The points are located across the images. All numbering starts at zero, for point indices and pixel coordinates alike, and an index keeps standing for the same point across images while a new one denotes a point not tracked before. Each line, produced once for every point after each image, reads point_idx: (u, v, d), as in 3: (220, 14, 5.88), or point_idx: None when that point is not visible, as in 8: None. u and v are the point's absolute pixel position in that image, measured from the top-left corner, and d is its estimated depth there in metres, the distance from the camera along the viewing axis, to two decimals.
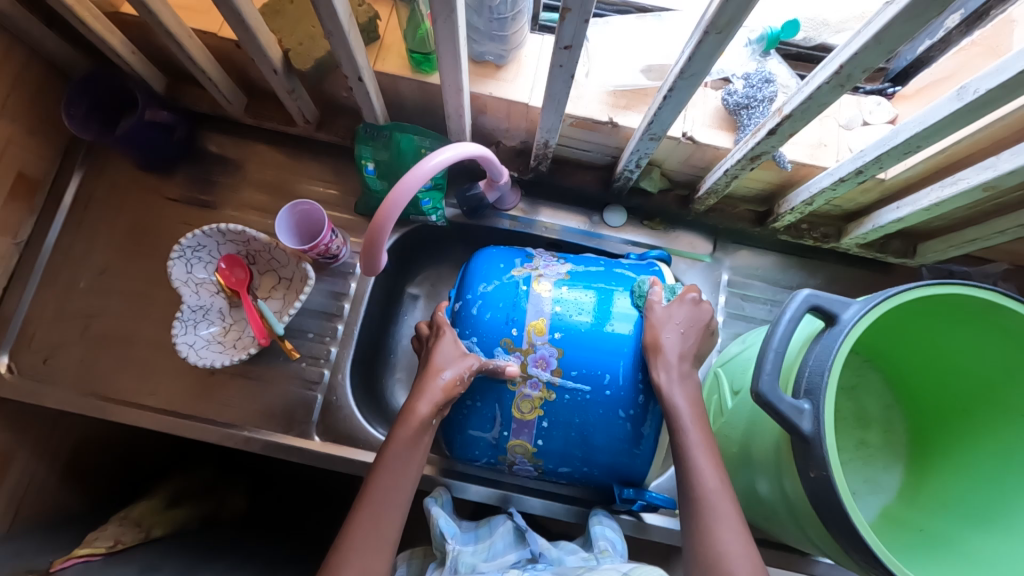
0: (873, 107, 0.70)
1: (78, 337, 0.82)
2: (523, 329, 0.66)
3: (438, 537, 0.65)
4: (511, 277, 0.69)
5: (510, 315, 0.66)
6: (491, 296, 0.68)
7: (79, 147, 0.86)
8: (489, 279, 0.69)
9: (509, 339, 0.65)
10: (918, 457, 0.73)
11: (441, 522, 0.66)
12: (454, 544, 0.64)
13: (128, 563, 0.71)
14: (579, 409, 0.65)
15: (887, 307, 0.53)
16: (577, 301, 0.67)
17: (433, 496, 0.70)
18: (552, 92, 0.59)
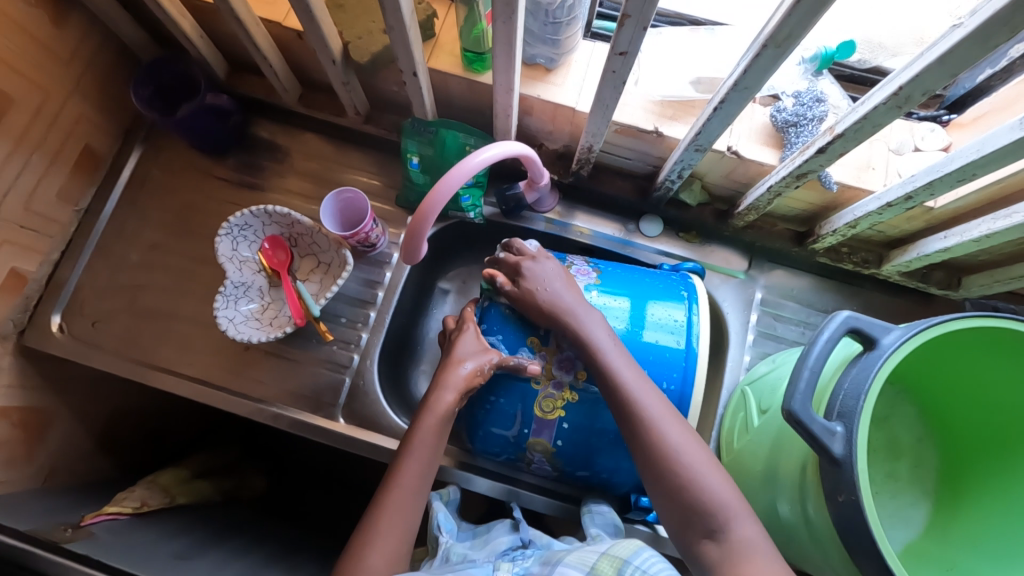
0: (925, 133, 0.69)
1: (125, 304, 0.86)
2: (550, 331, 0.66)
3: (434, 530, 0.68)
4: None
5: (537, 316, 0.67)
6: None
7: (142, 124, 0.90)
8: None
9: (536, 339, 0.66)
10: (949, 494, 0.71)
11: (440, 517, 0.69)
12: (448, 537, 0.67)
13: (154, 528, 0.74)
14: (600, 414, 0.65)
15: (929, 335, 0.53)
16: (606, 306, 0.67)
17: (438, 490, 0.72)
18: (602, 97, 0.60)
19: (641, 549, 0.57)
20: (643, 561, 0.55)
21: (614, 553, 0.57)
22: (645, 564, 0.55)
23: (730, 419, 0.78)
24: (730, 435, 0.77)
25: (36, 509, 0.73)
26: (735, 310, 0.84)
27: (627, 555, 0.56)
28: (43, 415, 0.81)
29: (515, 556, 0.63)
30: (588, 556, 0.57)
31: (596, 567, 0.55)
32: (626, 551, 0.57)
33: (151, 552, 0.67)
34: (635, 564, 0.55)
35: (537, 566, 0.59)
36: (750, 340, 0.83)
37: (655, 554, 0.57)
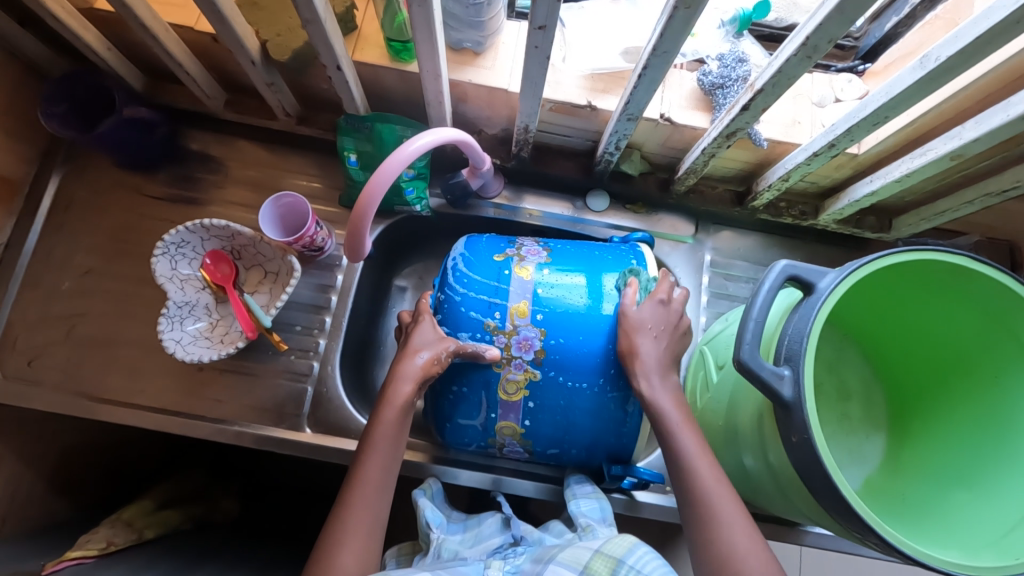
0: (844, 84, 0.71)
1: (62, 337, 0.81)
2: (505, 313, 0.66)
3: (424, 528, 0.67)
4: (495, 261, 0.69)
5: (492, 300, 0.66)
6: (476, 283, 0.67)
7: (58, 147, 0.86)
8: (472, 264, 0.69)
9: (492, 322, 0.66)
10: (900, 427, 0.75)
11: (428, 513, 0.68)
12: (438, 533, 0.66)
13: (122, 565, 0.71)
14: (563, 389, 0.66)
15: (861, 274, 0.55)
16: (560, 283, 0.67)
17: (420, 488, 0.71)
18: (530, 74, 0.60)
19: (635, 547, 0.58)
20: (637, 558, 0.56)
21: (608, 551, 0.58)
22: (639, 562, 0.56)
23: (692, 378, 0.80)
24: (693, 394, 0.79)
25: None
26: (687, 274, 0.87)
27: (621, 554, 0.57)
28: None
29: (507, 554, 0.63)
30: (581, 555, 0.58)
31: (589, 566, 0.56)
32: (620, 549, 0.58)
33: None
34: (630, 564, 0.56)
35: (529, 564, 0.60)
36: (704, 302, 0.86)
37: (650, 551, 0.58)
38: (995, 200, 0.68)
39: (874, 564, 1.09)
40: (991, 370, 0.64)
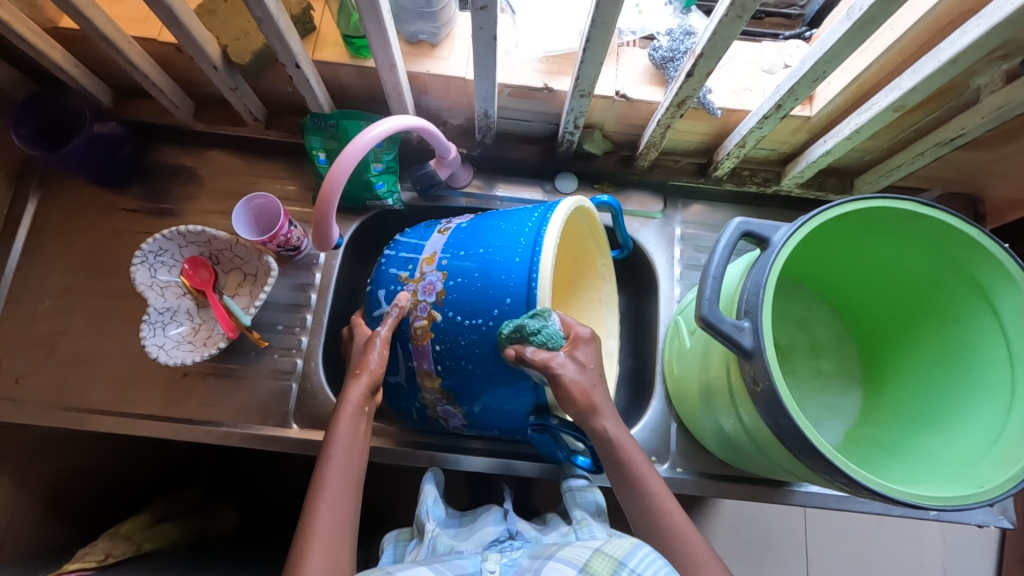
0: (792, 50, 0.74)
1: (48, 355, 0.83)
2: (417, 264, 0.71)
3: (421, 517, 0.69)
4: (427, 229, 0.76)
5: (411, 255, 0.73)
6: (404, 244, 0.75)
7: (33, 168, 0.87)
8: (409, 235, 0.77)
9: (405, 274, 0.71)
10: (873, 378, 0.77)
11: (428, 504, 0.71)
12: (434, 524, 0.68)
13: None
14: (464, 328, 0.66)
15: (812, 225, 0.57)
16: (465, 234, 0.69)
17: (430, 474, 0.74)
18: (480, 57, 0.61)
19: (636, 548, 0.55)
20: (639, 560, 0.53)
21: (608, 550, 0.55)
22: (640, 563, 0.53)
23: (668, 348, 0.81)
24: (671, 363, 0.80)
25: None
26: (659, 248, 0.88)
27: (621, 555, 0.54)
28: None
29: (504, 547, 0.61)
30: (582, 553, 0.55)
31: (589, 564, 0.53)
32: (621, 551, 0.54)
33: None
34: (630, 566, 0.52)
35: (527, 559, 0.58)
36: (677, 274, 0.87)
37: (651, 551, 0.55)
38: (944, 149, 0.69)
39: (869, 525, 1.10)
40: (950, 310, 0.65)
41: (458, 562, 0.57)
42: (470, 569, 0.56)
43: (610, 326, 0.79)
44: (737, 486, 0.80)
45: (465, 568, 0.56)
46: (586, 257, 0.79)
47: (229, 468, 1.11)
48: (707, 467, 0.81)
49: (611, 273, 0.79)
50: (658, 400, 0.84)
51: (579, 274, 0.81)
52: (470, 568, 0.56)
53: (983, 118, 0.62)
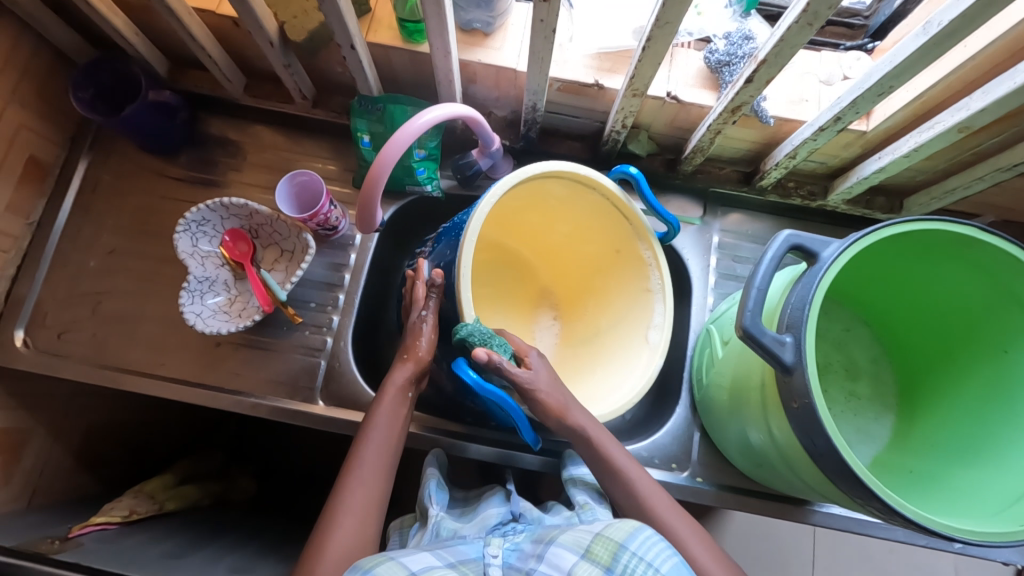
0: (853, 62, 0.72)
1: (89, 313, 0.85)
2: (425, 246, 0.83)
3: (424, 501, 0.69)
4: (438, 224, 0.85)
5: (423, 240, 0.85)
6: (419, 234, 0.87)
7: (86, 131, 0.89)
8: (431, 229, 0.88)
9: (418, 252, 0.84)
10: (908, 404, 0.76)
11: (431, 487, 0.71)
12: (436, 509, 0.68)
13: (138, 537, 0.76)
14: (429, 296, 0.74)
15: (864, 244, 0.55)
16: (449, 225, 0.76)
17: (432, 456, 0.76)
18: (535, 49, 0.61)
19: (638, 530, 0.53)
20: (640, 544, 0.52)
21: (609, 533, 0.54)
22: (643, 548, 0.52)
23: (698, 356, 0.80)
24: (700, 372, 0.79)
25: (18, 525, 0.74)
26: (695, 255, 0.87)
27: (623, 538, 0.53)
28: (19, 435, 0.81)
29: (506, 531, 0.63)
30: (583, 537, 0.55)
31: (590, 549, 0.53)
32: (622, 534, 0.53)
33: (140, 556, 0.71)
34: (632, 552, 0.51)
35: (529, 543, 0.58)
36: (712, 283, 0.86)
37: (654, 534, 0.53)
38: (1005, 175, 0.67)
39: (882, 552, 1.09)
40: (999, 342, 0.64)
41: (460, 549, 0.58)
42: (472, 555, 0.57)
43: (658, 315, 0.72)
44: (756, 501, 0.79)
45: (467, 553, 0.57)
46: (626, 243, 0.76)
47: (249, 438, 1.14)
48: (728, 479, 0.80)
49: (660, 259, 0.72)
50: (681, 408, 0.84)
51: (626, 264, 0.77)
52: (472, 553, 0.57)
53: None
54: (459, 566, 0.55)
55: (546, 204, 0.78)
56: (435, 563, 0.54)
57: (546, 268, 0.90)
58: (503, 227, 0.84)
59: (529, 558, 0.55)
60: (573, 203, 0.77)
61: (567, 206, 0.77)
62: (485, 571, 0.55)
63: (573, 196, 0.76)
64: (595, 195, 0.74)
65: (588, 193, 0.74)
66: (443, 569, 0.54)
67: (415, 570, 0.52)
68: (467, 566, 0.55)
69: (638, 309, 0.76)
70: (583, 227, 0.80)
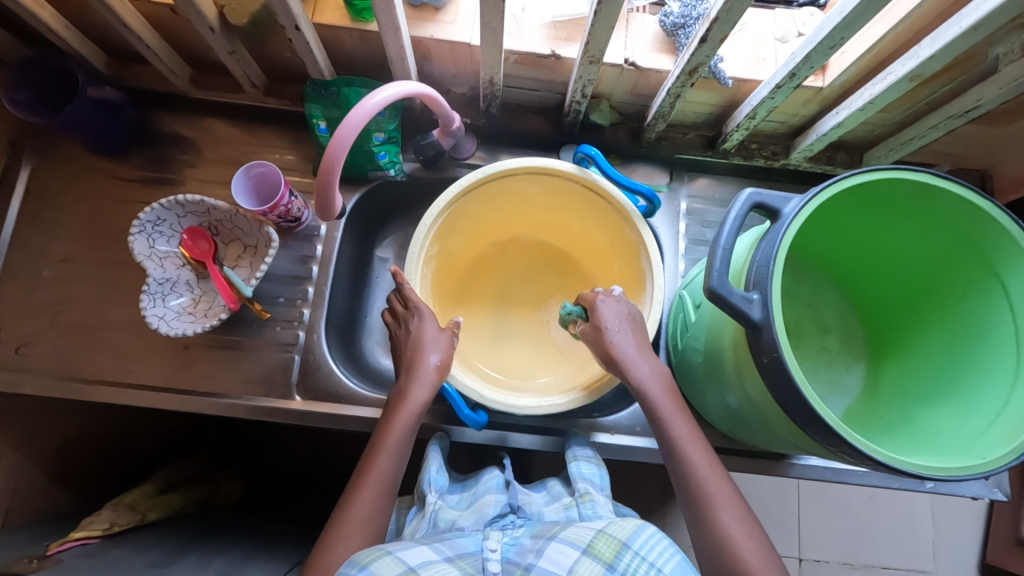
0: (806, 18, 0.71)
1: (47, 325, 0.82)
2: None
3: (424, 487, 0.70)
4: None
5: None
6: None
7: (26, 135, 0.85)
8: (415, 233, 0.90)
9: None
10: (876, 354, 0.78)
11: (431, 472, 0.71)
12: (435, 496, 0.69)
13: (117, 550, 0.74)
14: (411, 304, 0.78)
15: (824, 197, 0.56)
16: None
17: (435, 444, 0.76)
18: (487, 20, 0.59)
19: (640, 528, 0.56)
20: (642, 543, 0.54)
21: (611, 531, 0.56)
22: (644, 548, 0.54)
23: (672, 323, 0.81)
24: (675, 338, 0.80)
25: None
26: (664, 222, 0.87)
27: (625, 537, 0.55)
28: None
29: (505, 525, 0.62)
30: (585, 534, 0.57)
31: (591, 544, 0.55)
32: (625, 532, 0.55)
33: (125, 567, 0.70)
34: (634, 551, 0.54)
35: (528, 539, 0.59)
36: (682, 249, 0.86)
37: (656, 531, 0.56)
38: (958, 122, 0.68)
39: (862, 499, 1.12)
40: (958, 287, 0.65)
41: (458, 542, 0.58)
42: (470, 548, 0.57)
43: (649, 295, 0.73)
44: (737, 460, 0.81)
45: (465, 548, 0.57)
46: (615, 225, 0.77)
47: (231, 440, 1.12)
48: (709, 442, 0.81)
49: (647, 238, 0.72)
50: None
51: (625, 248, 0.79)
52: (470, 547, 0.57)
53: (1001, 89, 0.61)
54: (457, 560, 0.55)
55: (526, 196, 0.82)
56: (433, 558, 0.55)
57: (582, 263, 0.91)
58: (526, 223, 0.89)
59: (528, 553, 0.56)
60: (555, 195, 0.81)
61: (551, 198, 0.81)
62: (484, 565, 0.56)
63: (546, 188, 0.80)
64: (564, 182, 0.76)
65: (558, 181, 0.77)
66: (442, 564, 0.54)
67: (413, 565, 0.53)
68: (465, 561, 0.56)
69: (641, 290, 0.76)
70: (580, 214, 0.83)
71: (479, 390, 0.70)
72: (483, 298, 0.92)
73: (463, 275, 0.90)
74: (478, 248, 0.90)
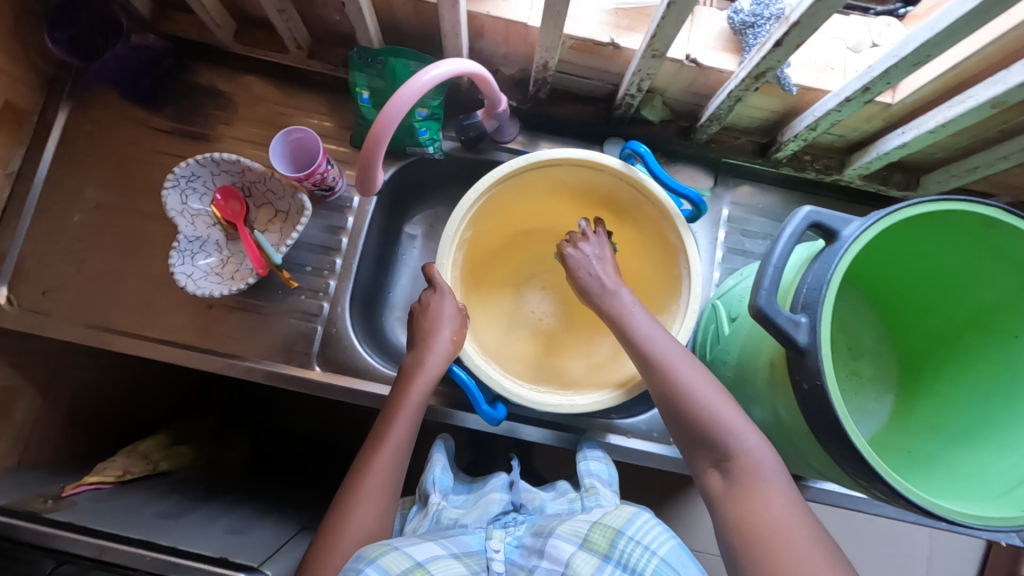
0: (883, 28, 0.68)
1: (75, 271, 0.82)
2: None
3: (427, 486, 0.70)
4: None
5: None
6: None
7: (66, 76, 0.84)
8: None
9: None
10: (907, 382, 0.76)
11: (435, 473, 0.72)
12: (438, 496, 0.69)
13: (130, 498, 0.76)
14: None
15: (885, 224, 0.54)
16: None
17: (440, 445, 0.76)
18: (552, 2, 0.56)
19: (635, 517, 0.59)
20: (638, 529, 0.57)
21: (607, 522, 0.58)
22: (640, 533, 0.57)
23: (702, 333, 0.79)
24: (703, 348, 0.78)
25: (8, 483, 0.74)
26: (703, 227, 0.85)
27: (620, 526, 0.57)
28: (7, 392, 0.79)
29: (507, 522, 0.62)
30: (581, 528, 0.58)
31: (588, 537, 0.57)
32: (620, 521, 0.58)
33: (134, 516, 0.71)
34: (629, 536, 0.56)
35: (530, 538, 0.60)
36: (719, 258, 0.84)
37: (651, 518, 0.59)
38: None
39: (866, 525, 1.11)
40: (1011, 326, 0.63)
41: (462, 539, 0.58)
42: (474, 547, 0.58)
43: (684, 303, 0.70)
44: None
45: (469, 546, 0.58)
46: (656, 228, 0.74)
47: (243, 400, 1.13)
48: None
49: (688, 243, 0.69)
50: None
51: (662, 250, 0.76)
52: (474, 546, 0.58)
53: None
54: (462, 557, 0.56)
55: (563, 187, 0.80)
56: (439, 554, 0.55)
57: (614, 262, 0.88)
58: (558, 213, 0.86)
59: (531, 555, 0.58)
60: (592, 189, 0.78)
61: (588, 190, 0.79)
62: (488, 565, 0.57)
63: (584, 180, 0.77)
64: (606, 176, 0.74)
65: (600, 175, 0.74)
66: (448, 561, 0.55)
67: (420, 560, 0.54)
68: (470, 559, 0.57)
69: (675, 297, 0.73)
70: (621, 212, 0.79)
71: (497, 379, 0.68)
72: (505, 285, 0.90)
73: (488, 259, 0.88)
74: (506, 234, 0.88)
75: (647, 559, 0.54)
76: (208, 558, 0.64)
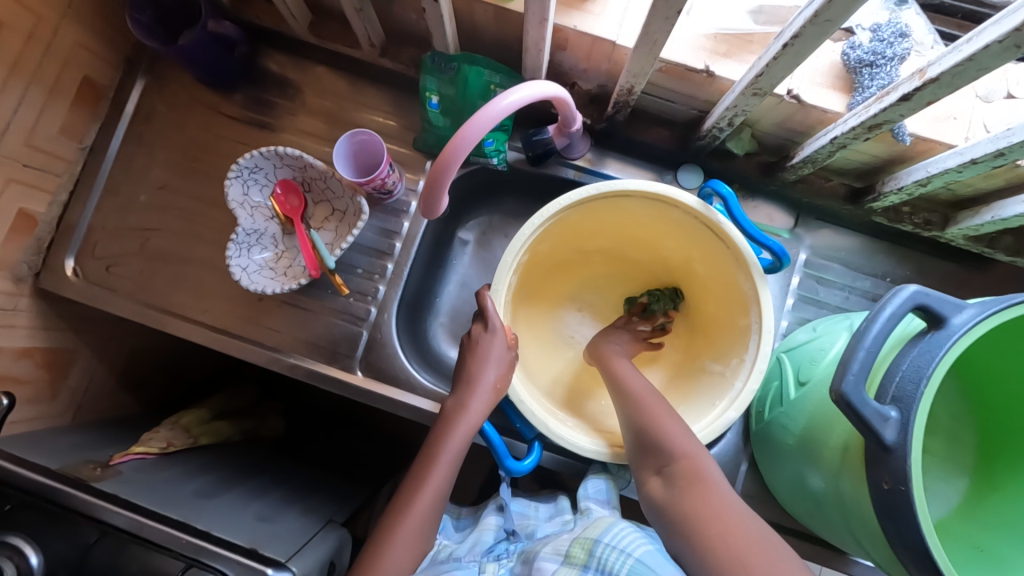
0: (1022, 77, 0.60)
1: (138, 249, 0.83)
2: None
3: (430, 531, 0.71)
4: None
5: None
6: None
7: (144, 54, 0.84)
8: None
9: None
10: (982, 470, 0.69)
11: None
12: (440, 538, 0.70)
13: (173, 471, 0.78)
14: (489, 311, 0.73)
15: (1001, 317, 0.48)
16: None
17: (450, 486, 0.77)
18: (651, 29, 0.51)
19: (611, 526, 0.58)
20: (614, 536, 0.55)
21: (586, 535, 0.57)
22: (617, 539, 0.55)
23: (763, 389, 0.74)
24: (761, 406, 0.73)
25: (60, 445, 0.74)
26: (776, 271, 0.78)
27: (598, 535, 0.56)
28: (67, 355, 0.81)
29: (501, 553, 0.63)
30: (562, 545, 0.58)
31: (569, 553, 0.56)
32: (598, 531, 0.57)
33: (177, 493, 0.71)
34: (606, 543, 0.55)
35: (520, 566, 0.60)
36: (789, 305, 0.77)
37: (629, 528, 0.57)
38: None
39: None
40: None
41: None
42: None
43: (751, 357, 0.65)
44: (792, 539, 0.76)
45: None
46: (729, 274, 0.69)
47: (283, 383, 1.15)
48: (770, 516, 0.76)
49: (763, 295, 0.64)
50: (731, 433, 0.79)
51: (730, 294, 0.71)
52: None
53: None
54: None
55: (630, 215, 0.75)
56: None
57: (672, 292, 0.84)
58: (620, 238, 0.82)
59: None
60: (663, 221, 0.73)
61: (658, 223, 0.74)
62: None
63: (656, 212, 0.72)
64: (679, 213, 0.69)
65: (673, 211, 0.69)
66: None
67: None
68: None
69: (739, 348, 0.68)
70: (691, 249, 0.75)
71: (542, 417, 0.64)
72: (556, 304, 0.86)
73: (542, 277, 0.84)
74: (564, 253, 0.84)
75: (623, 561, 0.53)
76: (240, 548, 0.62)
